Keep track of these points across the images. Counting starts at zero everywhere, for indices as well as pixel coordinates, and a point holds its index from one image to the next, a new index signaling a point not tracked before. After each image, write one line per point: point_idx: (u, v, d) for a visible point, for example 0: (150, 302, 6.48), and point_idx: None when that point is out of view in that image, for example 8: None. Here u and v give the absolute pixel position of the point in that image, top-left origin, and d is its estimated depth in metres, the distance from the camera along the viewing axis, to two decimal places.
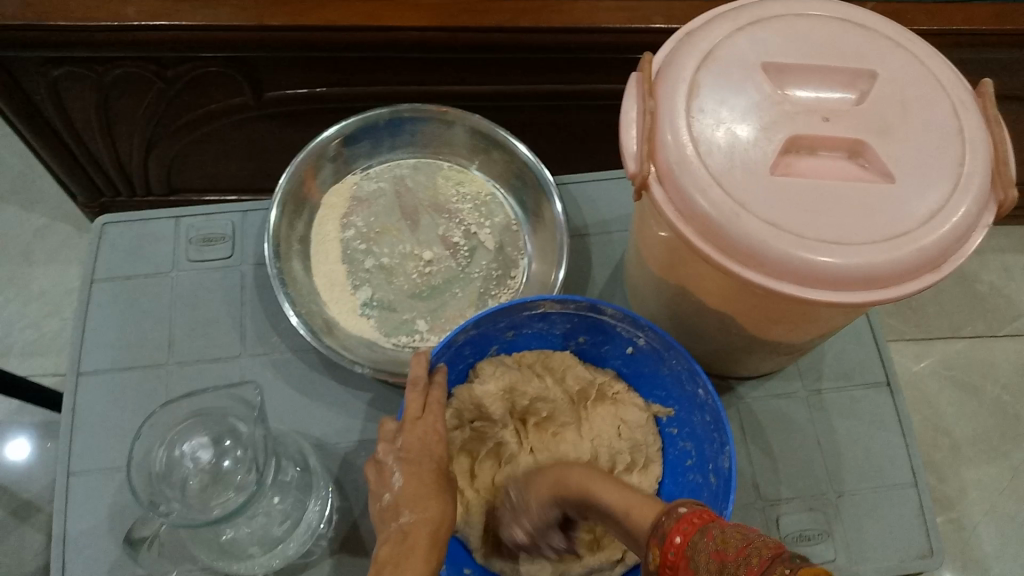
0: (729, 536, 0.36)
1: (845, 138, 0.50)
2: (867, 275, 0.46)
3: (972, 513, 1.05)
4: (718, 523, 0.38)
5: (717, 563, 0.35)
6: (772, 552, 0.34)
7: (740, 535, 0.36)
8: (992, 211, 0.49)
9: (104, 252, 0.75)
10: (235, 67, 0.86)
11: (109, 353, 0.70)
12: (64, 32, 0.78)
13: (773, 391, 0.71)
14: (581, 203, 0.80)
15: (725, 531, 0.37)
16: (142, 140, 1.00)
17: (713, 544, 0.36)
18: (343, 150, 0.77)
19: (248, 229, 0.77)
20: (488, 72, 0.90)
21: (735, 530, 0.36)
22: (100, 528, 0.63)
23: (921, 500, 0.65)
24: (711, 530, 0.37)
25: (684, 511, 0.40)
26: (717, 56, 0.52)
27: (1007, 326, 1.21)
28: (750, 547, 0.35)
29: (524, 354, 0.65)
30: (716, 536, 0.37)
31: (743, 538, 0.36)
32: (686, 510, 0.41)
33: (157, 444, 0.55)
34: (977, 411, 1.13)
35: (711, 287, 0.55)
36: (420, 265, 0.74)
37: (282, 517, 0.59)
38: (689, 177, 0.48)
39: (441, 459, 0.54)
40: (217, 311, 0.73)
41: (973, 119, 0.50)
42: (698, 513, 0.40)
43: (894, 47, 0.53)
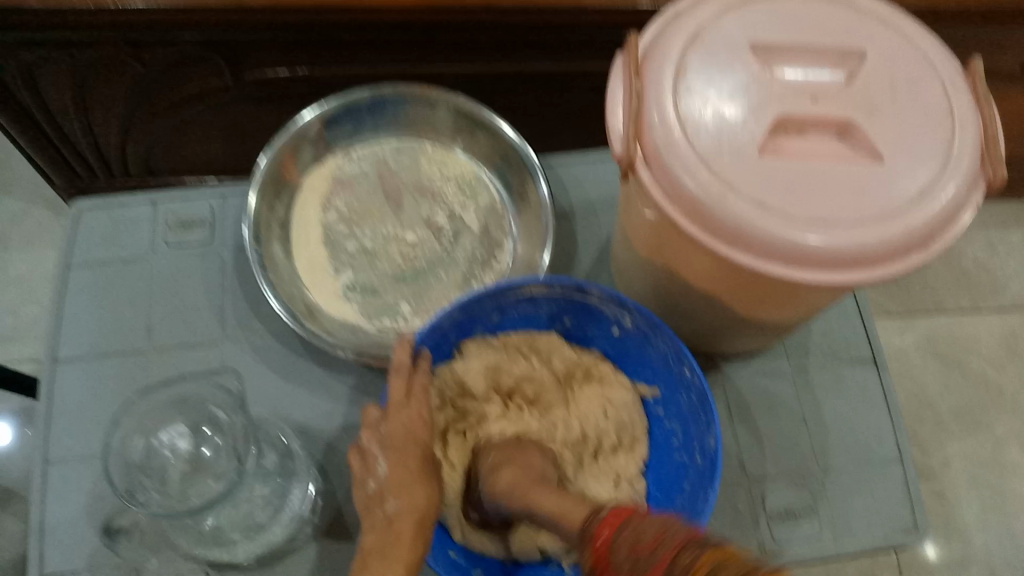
0: (643, 531, 0.39)
1: (834, 118, 0.49)
2: (855, 257, 0.46)
3: (956, 489, 1.06)
4: (632, 519, 0.40)
5: (636, 558, 0.38)
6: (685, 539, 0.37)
7: (653, 529, 0.39)
8: (981, 189, 0.48)
9: (81, 238, 0.73)
10: (211, 48, 0.84)
11: (86, 339, 0.69)
12: (38, 14, 0.76)
13: (760, 369, 0.70)
14: (566, 183, 0.79)
15: (640, 526, 0.39)
16: (118, 124, 0.98)
17: (632, 540, 0.39)
18: (324, 133, 0.76)
19: (227, 212, 0.76)
20: (472, 48, 0.88)
21: (648, 524, 0.39)
22: (80, 516, 0.62)
23: (907, 478, 0.66)
24: (629, 527, 0.40)
25: (605, 513, 0.42)
26: (704, 36, 0.51)
27: (992, 303, 1.21)
28: (663, 539, 0.37)
29: (511, 336, 0.64)
30: (634, 532, 0.39)
31: (656, 532, 0.38)
32: (605, 512, 0.42)
33: (134, 432, 0.54)
34: (962, 387, 1.14)
35: (698, 270, 0.55)
36: (402, 248, 0.73)
37: (265, 505, 0.59)
38: (676, 160, 0.47)
39: (425, 444, 0.53)
40: (196, 295, 0.71)
41: (963, 99, 0.49)
42: (615, 513, 0.42)
43: (883, 26, 0.52)
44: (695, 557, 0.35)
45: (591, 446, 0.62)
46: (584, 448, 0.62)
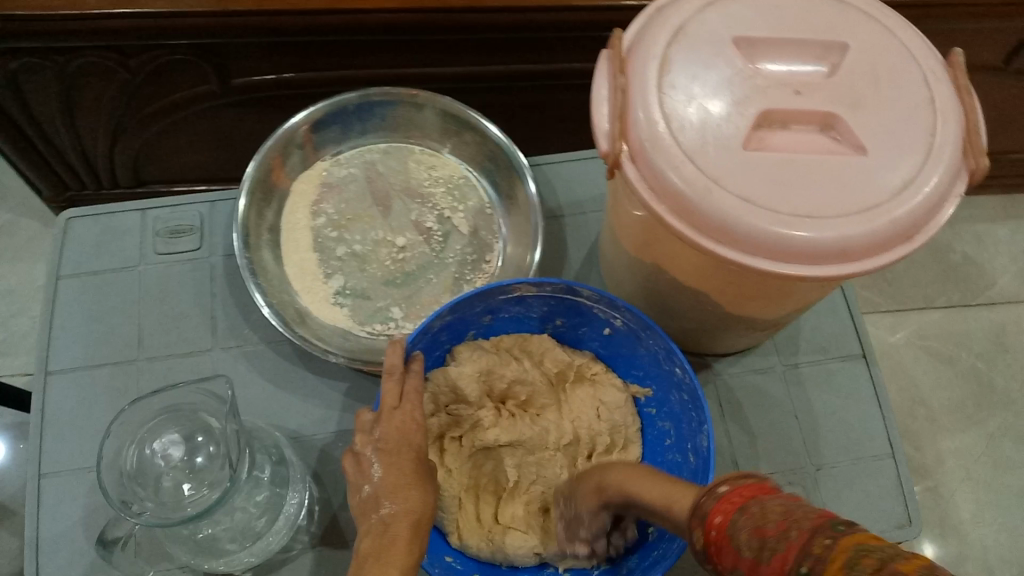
0: (770, 510, 0.35)
1: (817, 112, 0.49)
2: (842, 248, 0.46)
3: (949, 482, 1.07)
4: (758, 498, 0.36)
5: (760, 539, 0.34)
6: (820, 523, 0.32)
7: (782, 509, 0.34)
8: (964, 180, 0.49)
9: (69, 248, 0.73)
10: (196, 55, 0.84)
11: (77, 350, 0.69)
12: (20, 23, 0.76)
13: (751, 366, 0.71)
14: (555, 185, 0.79)
15: (766, 506, 0.35)
16: (105, 132, 0.98)
17: (752, 520, 0.35)
18: (311, 136, 0.76)
19: (216, 220, 0.75)
20: (459, 53, 0.88)
21: (776, 504, 0.35)
22: (75, 528, 0.61)
23: (900, 471, 0.66)
24: (753, 507, 0.36)
25: (726, 490, 0.38)
26: (686, 31, 0.51)
27: (981, 296, 1.22)
28: (793, 520, 0.33)
29: (503, 338, 0.65)
30: (757, 512, 0.35)
31: (784, 512, 0.34)
32: (727, 488, 0.38)
33: (127, 442, 0.54)
34: (953, 379, 1.15)
35: (685, 266, 0.55)
36: (392, 252, 0.73)
37: (260, 513, 0.58)
38: (661, 155, 0.47)
39: (419, 447, 0.53)
40: (187, 304, 0.71)
41: (944, 89, 0.50)
42: (738, 490, 0.37)
43: (865, 18, 0.53)
44: (830, 544, 0.31)
45: (585, 447, 0.62)
46: (577, 450, 0.62)
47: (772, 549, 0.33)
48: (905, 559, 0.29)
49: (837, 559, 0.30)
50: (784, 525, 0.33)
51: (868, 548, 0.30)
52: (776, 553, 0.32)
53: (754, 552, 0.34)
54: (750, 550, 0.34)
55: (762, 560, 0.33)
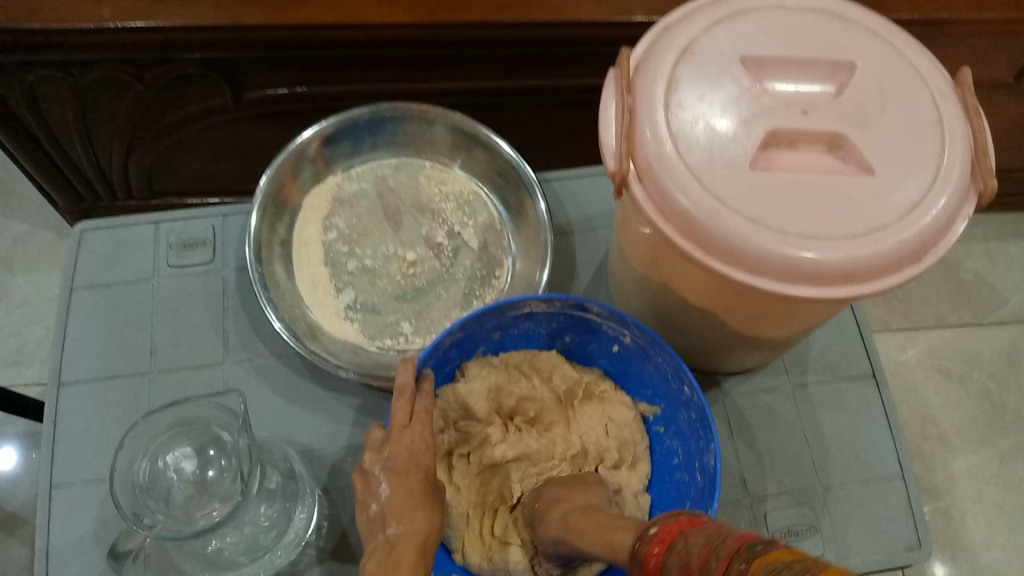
0: (692, 546, 0.36)
1: (825, 131, 0.50)
2: (849, 270, 0.46)
3: (960, 502, 1.06)
4: (684, 534, 0.37)
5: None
6: (735, 548, 0.34)
7: (702, 542, 0.36)
8: (973, 202, 0.49)
9: (84, 260, 0.74)
10: (211, 68, 0.85)
11: (90, 362, 0.69)
12: (38, 36, 0.77)
13: (760, 385, 0.70)
14: (564, 201, 0.79)
15: (689, 542, 0.36)
16: (120, 145, 0.99)
17: (679, 559, 0.36)
18: (322, 151, 0.76)
19: (228, 233, 0.76)
20: (470, 69, 0.89)
21: (697, 538, 0.36)
22: (86, 540, 0.62)
23: (909, 493, 0.66)
24: (679, 545, 0.37)
25: (655, 531, 0.39)
26: (695, 51, 0.51)
27: (992, 314, 1.22)
28: (712, 551, 0.35)
29: (511, 354, 0.65)
30: (682, 549, 0.36)
31: (707, 544, 0.35)
32: (656, 530, 0.39)
33: (139, 456, 0.54)
34: (964, 399, 1.14)
35: (693, 285, 0.55)
36: (403, 266, 0.73)
37: (270, 526, 0.58)
38: (669, 175, 0.48)
39: (428, 468, 0.54)
40: (199, 317, 0.72)
41: (952, 109, 0.50)
42: (666, 530, 0.39)
43: (873, 39, 0.53)
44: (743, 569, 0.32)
45: (592, 460, 0.62)
46: (584, 462, 0.61)
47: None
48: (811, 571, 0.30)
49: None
50: (705, 558, 0.35)
51: (776, 566, 0.31)
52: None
53: None
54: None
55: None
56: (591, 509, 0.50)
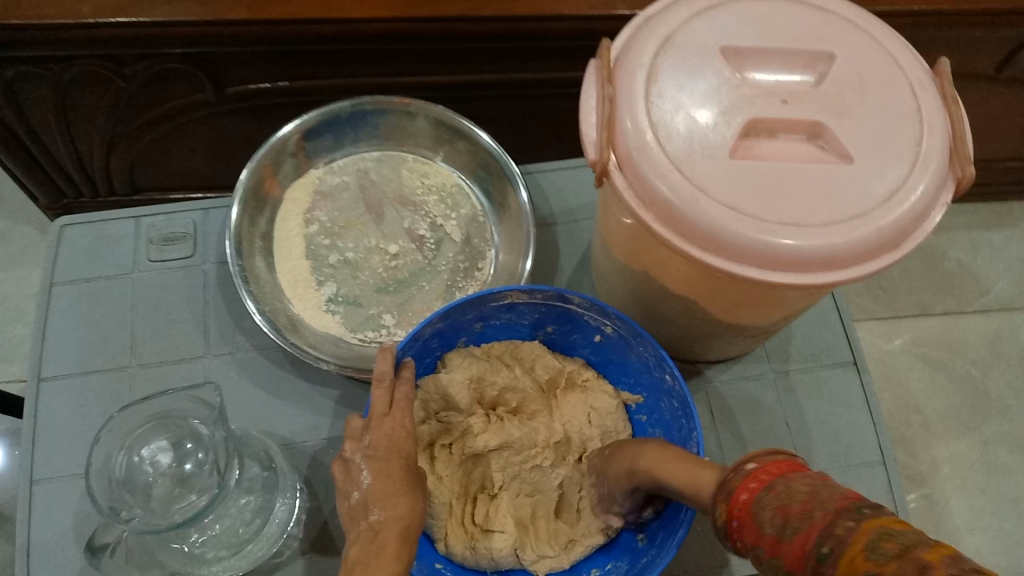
0: (795, 489, 0.35)
1: (804, 121, 0.50)
2: (828, 257, 0.46)
3: (943, 490, 1.07)
4: (786, 477, 0.37)
5: (783, 517, 0.34)
6: (843, 504, 0.33)
7: (807, 489, 0.35)
8: (951, 189, 0.49)
9: (63, 256, 0.74)
10: (192, 63, 0.85)
11: (71, 357, 0.69)
12: (17, 31, 0.76)
13: (741, 373, 0.71)
14: (547, 192, 0.79)
15: (792, 485, 0.36)
16: (101, 141, 0.98)
17: (777, 498, 0.35)
18: (303, 145, 0.76)
19: (209, 228, 0.76)
20: (453, 62, 0.89)
21: (801, 484, 0.36)
22: (66, 535, 0.61)
23: (890, 478, 0.66)
24: (778, 485, 0.36)
25: (753, 467, 0.38)
26: (674, 40, 0.51)
27: (975, 303, 1.22)
28: (818, 501, 0.34)
29: (493, 345, 0.65)
30: (782, 490, 0.36)
31: (810, 491, 0.35)
32: (754, 466, 0.39)
33: (115, 449, 0.54)
34: (948, 387, 1.15)
35: (674, 273, 0.55)
36: (385, 259, 0.73)
37: (250, 517, 0.58)
38: (649, 164, 0.48)
39: (409, 455, 0.54)
40: (180, 312, 0.71)
41: (930, 99, 0.50)
42: (766, 470, 0.38)
43: (852, 28, 0.53)
44: (855, 525, 0.32)
45: (575, 449, 0.62)
46: (567, 450, 0.62)
47: (794, 527, 0.34)
48: (930, 548, 0.30)
49: (860, 541, 0.31)
50: (808, 504, 0.34)
51: (890, 532, 0.31)
52: (798, 532, 0.33)
53: (777, 529, 0.34)
54: (773, 527, 0.35)
55: (784, 536, 0.34)
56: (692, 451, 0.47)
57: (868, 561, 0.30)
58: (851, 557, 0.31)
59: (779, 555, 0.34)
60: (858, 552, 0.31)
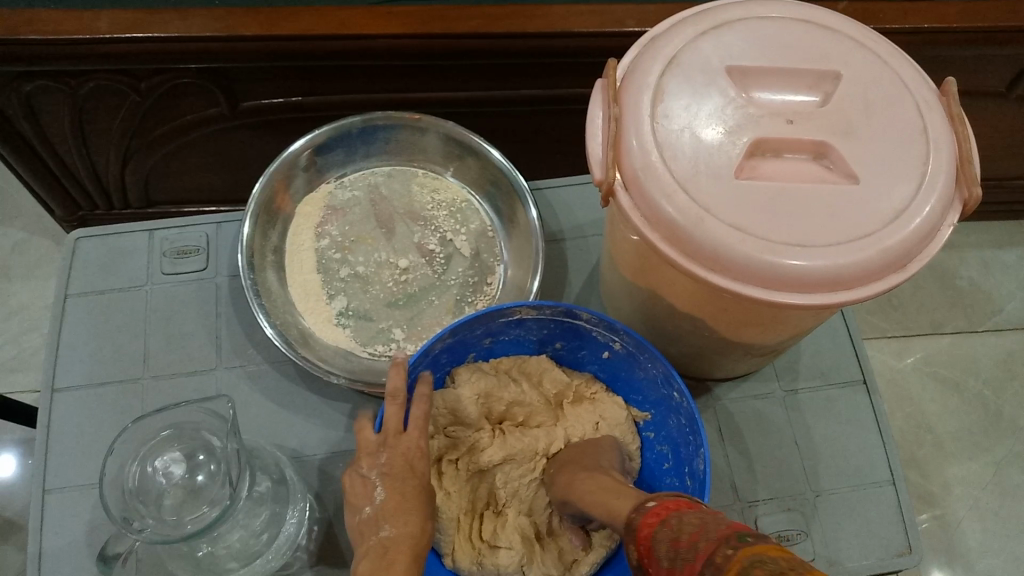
0: (687, 523, 0.38)
1: (810, 141, 0.50)
2: (833, 277, 0.46)
3: (955, 509, 1.06)
4: (679, 512, 0.39)
5: (676, 549, 0.37)
6: (724, 534, 0.35)
7: (696, 522, 0.37)
8: (957, 210, 0.49)
9: (78, 268, 0.75)
10: (207, 78, 0.86)
11: (84, 368, 0.70)
12: (36, 47, 0.78)
13: (750, 391, 0.71)
14: (556, 208, 0.80)
15: (684, 519, 0.38)
16: (117, 154, 1.00)
17: (670, 533, 0.38)
18: (315, 160, 0.77)
19: (222, 241, 0.77)
20: (464, 78, 0.90)
21: (691, 517, 0.38)
22: (77, 544, 0.62)
23: (899, 498, 0.66)
24: (673, 520, 0.39)
25: (652, 505, 0.42)
26: (681, 60, 0.52)
27: (987, 320, 1.22)
28: (704, 532, 0.36)
29: (501, 360, 0.65)
30: (675, 524, 0.38)
31: (700, 523, 0.37)
32: (653, 503, 0.42)
33: (129, 460, 0.55)
34: (959, 405, 1.14)
35: (679, 291, 0.55)
36: (395, 273, 0.74)
37: (260, 530, 0.58)
38: (654, 184, 0.48)
39: (422, 475, 0.54)
40: (193, 324, 0.72)
41: (936, 119, 0.50)
42: (663, 506, 0.41)
43: (859, 49, 0.53)
44: (729, 554, 0.34)
45: None
46: None
47: (683, 559, 0.36)
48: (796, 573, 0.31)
49: (733, 568, 0.33)
50: (696, 535, 0.36)
51: (760, 559, 0.32)
52: (686, 563, 0.36)
53: (671, 563, 0.37)
54: (668, 560, 0.37)
55: (677, 567, 0.36)
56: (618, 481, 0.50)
57: None
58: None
59: None
60: None
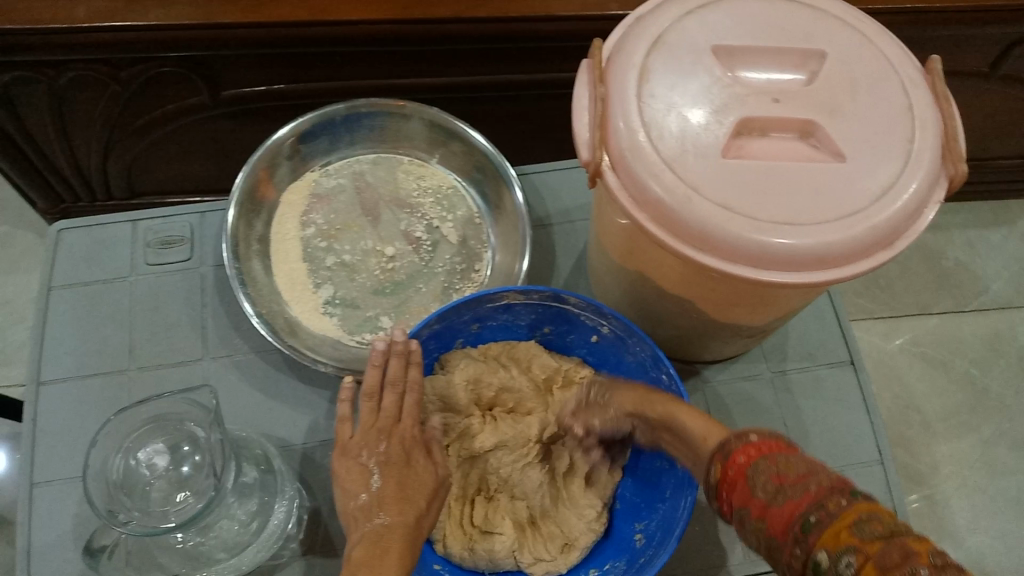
0: (792, 464, 0.38)
1: (795, 119, 0.50)
2: (822, 255, 0.46)
3: (944, 488, 1.07)
4: (783, 452, 0.39)
5: (777, 485, 0.37)
6: (835, 484, 0.36)
7: (804, 466, 0.38)
8: (943, 187, 0.49)
9: (61, 259, 0.74)
10: (189, 67, 0.85)
11: (70, 361, 0.69)
12: (13, 36, 0.77)
13: (738, 373, 0.71)
14: (543, 193, 0.79)
15: (788, 459, 0.39)
16: (99, 145, 0.98)
17: (774, 468, 0.38)
18: (299, 148, 0.76)
19: (206, 231, 0.76)
20: (448, 64, 0.89)
21: (798, 460, 0.38)
22: (65, 538, 0.62)
23: (887, 477, 0.66)
24: (775, 457, 0.39)
25: (754, 438, 0.41)
26: (667, 40, 0.51)
27: (974, 301, 1.23)
28: (814, 477, 0.37)
29: (490, 345, 0.65)
30: (779, 461, 0.39)
31: (807, 468, 0.38)
32: (754, 436, 0.41)
33: (113, 452, 0.54)
34: (947, 385, 1.15)
35: (667, 272, 0.55)
36: (382, 261, 0.73)
37: (249, 519, 0.58)
38: (641, 164, 0.48)
39: (417, 462, 0.55)
40: (178, 315, 0.71)
41: (922, 97, 0.50)
42: (763, 442, 0.41)
43: (844, 27, 0.53)
44: (844, 505, 0.35)
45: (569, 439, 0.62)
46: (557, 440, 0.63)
47: (787, 495, 0.37)
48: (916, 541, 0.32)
49: (846, 518, 0.34)
50: (803, 479, 0.37)
51: (878, 518, 0.33)
52: (789, 500, 0.36)
53: (767, 493, 0.37)
54: (766, 492, 0.38)
55: (776, 502, 0.37)
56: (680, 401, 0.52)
57: (853, 536, 0.33)
58: (835, 528, 0.34)
59: (766, 518, 0.37)
60: (844, 526, 0.34)
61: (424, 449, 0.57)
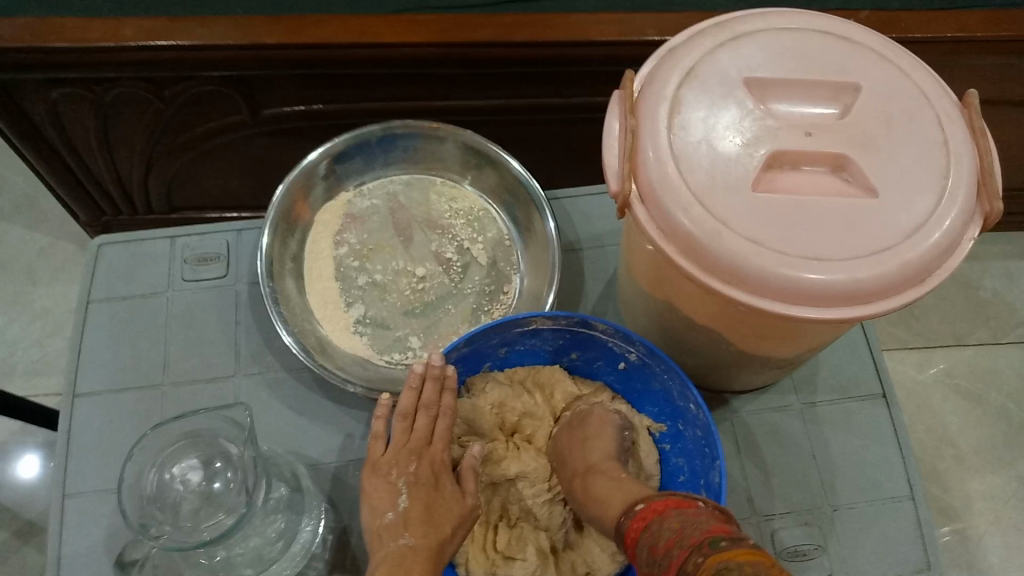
0: (665, 530, 0.42)
1: (828, 153, 0.50)
2: (851, 291, 0.46)
3: (977, 523, 1.04)
4: (661, 517, 0.44)
5: (655, 556, 0.42)
6: (696, 540, 0.39)
7: (673, 528, 0.42)
8: (978, 224, 0.49)
9: (101, 274, 0.76)
10: (232, 87, 0.87)
11: (106, 374, 0.71)
12: (62, 54, 0.79)
13: (768, 404, 0.70)
14: (574, 218, 0.80)
15: (664, 525, 0.43)
16: (141, 160, 1.01)
17: (651, 539, 0.43)
18: (334, 168, 0.78)
19: (241, 249, 0.78)
20: (483, 87, 0.90)
21: (670, 523, 0.43)
22: (96, 548, 0.63)
23: (919, 514, 0.65)
24: (654, 526, 0.44)
25: (640, 508, 0.47)
26: (698, 72, 0.52)
27: (1011, 332, 1.20)
28: (678, 538, 0.41)
29: (516, 369, 0.65)
30: (655, 531, 0.43)
31: (677, 530, 0.41)
32: (641, 506, 0.47)
33: (148, 466, 0.55)
34: (981, 417, 1.12)
35: (696, 304, 0.55)
36: (412, 281, 0.74)
37: (275, 538, 0.58)
38: (672, 197, 0.48)
39: (444, 486, 0.56)
40: (212, 331, 0.73)
41: (958, 132, 0.50)
42: (650, 508, 0.46)
43: (879, 60, 0.53)
44: (696, 560, 0.38)
45: None
46: None
47: (660, 565, 0.41)
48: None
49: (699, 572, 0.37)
50: (672, 543, 0.41)
51: (721, 563, 0.36)
52: (663, 567, 0.40)
53: (648, 564, 0.42)
54: (647, 566, 0.42)
55: (656, 571, 0.41)
56: (597, 463, 0.56)
57: None
58: None
59: None
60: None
61: (451, 473, 0.57)
